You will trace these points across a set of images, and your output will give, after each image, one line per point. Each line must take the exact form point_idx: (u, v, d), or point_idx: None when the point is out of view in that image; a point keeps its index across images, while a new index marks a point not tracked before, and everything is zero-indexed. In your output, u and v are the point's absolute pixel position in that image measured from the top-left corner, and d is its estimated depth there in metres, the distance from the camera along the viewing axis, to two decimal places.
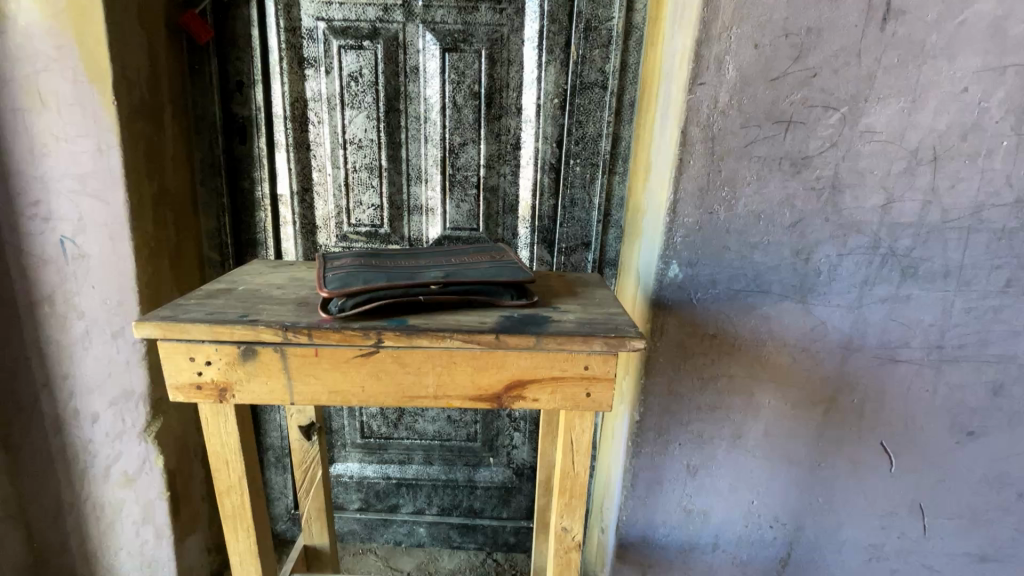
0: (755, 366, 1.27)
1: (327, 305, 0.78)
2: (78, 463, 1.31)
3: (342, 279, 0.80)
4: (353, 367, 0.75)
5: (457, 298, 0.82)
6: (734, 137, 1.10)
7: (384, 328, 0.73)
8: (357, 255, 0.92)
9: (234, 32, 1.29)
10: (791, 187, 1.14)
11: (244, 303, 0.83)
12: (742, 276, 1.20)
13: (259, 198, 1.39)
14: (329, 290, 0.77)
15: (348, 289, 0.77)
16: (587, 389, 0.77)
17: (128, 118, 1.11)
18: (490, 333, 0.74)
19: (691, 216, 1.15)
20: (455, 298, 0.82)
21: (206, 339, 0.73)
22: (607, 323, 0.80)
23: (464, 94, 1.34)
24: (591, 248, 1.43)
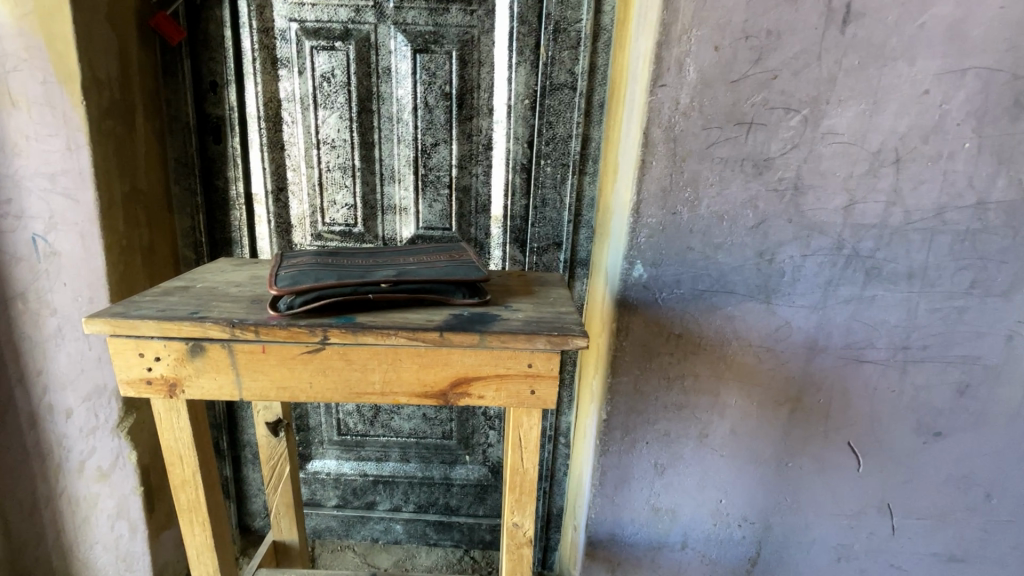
0: (721, 366, 1.28)
1: (276, 303, 0.79)
2: (53, 458, 1.33)
3: (293, 277, 0.81)
4: (300, 364, 0.76)
5: (408, 296, 0.84)
6: (695, 138, 1.11)
7: (330, 325, 0.75)
8: (314, 254, 0.94)
9: (207, 33, 1.30)
10: (753, 189, 1.15)
11: (199, 300, 0.84)
12: (706, 276, 1.21)
13: (234, 197, 1.41)
14: (278, 288, 0.79)
15: (298, 287, 0.79)
16: (531, 386, 0.79)
17: (97, 119, 1.13)
18: (435, 331, 0.75)
19: (654, 217, 1.16)
20: (406, 297, 0.84)
21: (155, 335, 0.75)
22: (554, 322, 0.81)
23: (435, 95, 1.35)
24: (563, 248, 1.44)
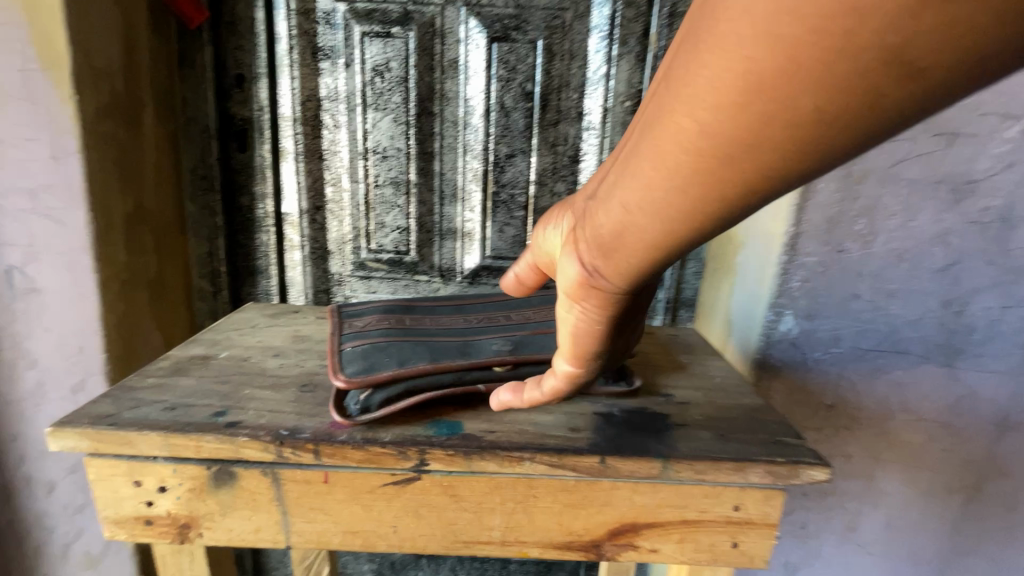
0: (880, 443, 0.95)
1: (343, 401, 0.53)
2: (29, 541, 1.05)
3: (365, 357, 0.55)
4: (380, 500, 0.50)
5: None
6: (878, 153, 0.82)
7: (431, 443, 0.49)
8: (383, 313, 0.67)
9: (233, 14, 1.04)
10: (948, 220, 0.83)
11: (225, 384, 0.58)
12: (874, 332, 0.89)
13: (261, 217, 1.15)
14: (345, 376, 0.52)
15: (375, 377, 0.52)
16: (733, 538, 0.51)
17: (92, 118, 0.86)
18: (594, 455, 0.48)
19: (814, 255, 0.87)
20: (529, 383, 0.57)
21: (159, 455, 0.48)
22: (756, 432, 0.54)
23: (514, 94, 1.08)
24: (664, 285, 1.18)
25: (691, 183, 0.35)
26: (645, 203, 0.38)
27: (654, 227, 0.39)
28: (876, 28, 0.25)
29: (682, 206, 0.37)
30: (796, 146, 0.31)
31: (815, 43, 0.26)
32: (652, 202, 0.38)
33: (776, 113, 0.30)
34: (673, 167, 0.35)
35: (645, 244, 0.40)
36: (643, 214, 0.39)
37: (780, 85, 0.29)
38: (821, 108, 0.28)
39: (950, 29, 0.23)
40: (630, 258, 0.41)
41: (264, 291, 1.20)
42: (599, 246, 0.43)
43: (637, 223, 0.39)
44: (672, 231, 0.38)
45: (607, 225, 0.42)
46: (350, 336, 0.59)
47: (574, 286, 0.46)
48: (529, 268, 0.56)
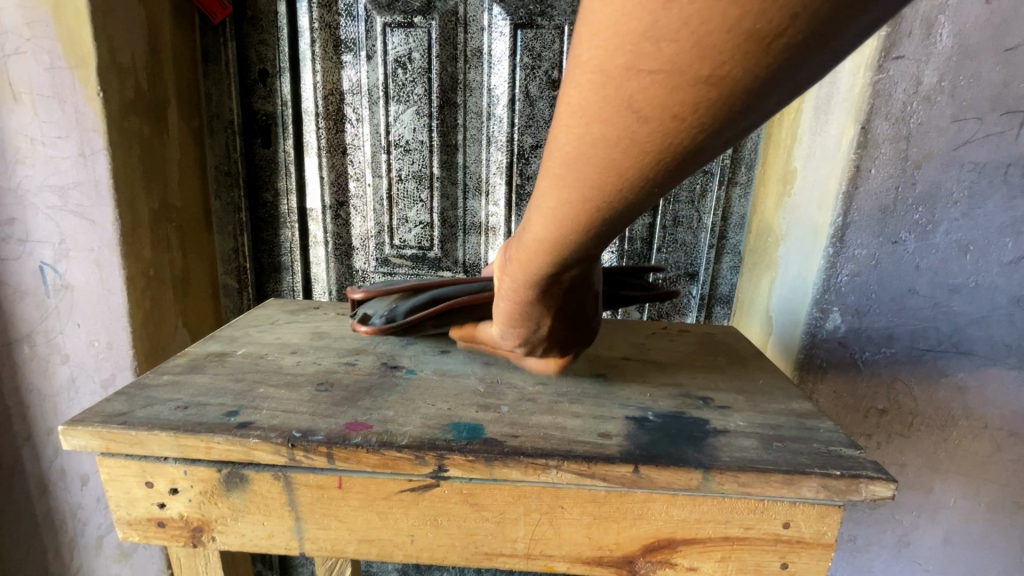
0: (939, 453, 0.87)
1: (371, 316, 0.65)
2: (65, 532, 1.07)
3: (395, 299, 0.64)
4: (396, 507, 0.47)
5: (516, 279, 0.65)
6: (940, 135, 0.74)
7: (449, 447, 0.45)
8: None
9: (257, 9, 1.04)
10: (1019, 207, 0.75)
11: (240, 383, 0.56)
12: (932, 332, 0.82)
13: (285, 214, 1.14)
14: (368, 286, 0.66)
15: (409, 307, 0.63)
16: (783, 558, 0.47)
17: (117, 116, 0.86)
18: (626, 465, 0.44)
19: (865, 248, 0.80)
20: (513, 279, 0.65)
21: (170, 456, 0.47)
22: (806, 441, 0.49)
23: (539, 83, 1.04)
24: (698, 281, 1.12)
25: (554, 199, 0.40)
26: (533, 213, 0.44)
27: (539, 235, 0.44)
28: (635, 76, 0.29)
29: (553, 216, 0.41)
30: (619, 167, 0.34)
31: (610, 79, 0.30)
32: (538, 213, 0.43)
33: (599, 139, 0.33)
34: (545, 186, 0.40)
35: (533, 250, 0.45)
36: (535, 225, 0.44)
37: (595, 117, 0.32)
38: (633, 133, 0.32)
39: (695, 64, 0.26)
40: (530, 262, 0.47)
41: (288, 288, 1.19)
42: (511, 252, 0.49)
43: (530, 228, 0.45)
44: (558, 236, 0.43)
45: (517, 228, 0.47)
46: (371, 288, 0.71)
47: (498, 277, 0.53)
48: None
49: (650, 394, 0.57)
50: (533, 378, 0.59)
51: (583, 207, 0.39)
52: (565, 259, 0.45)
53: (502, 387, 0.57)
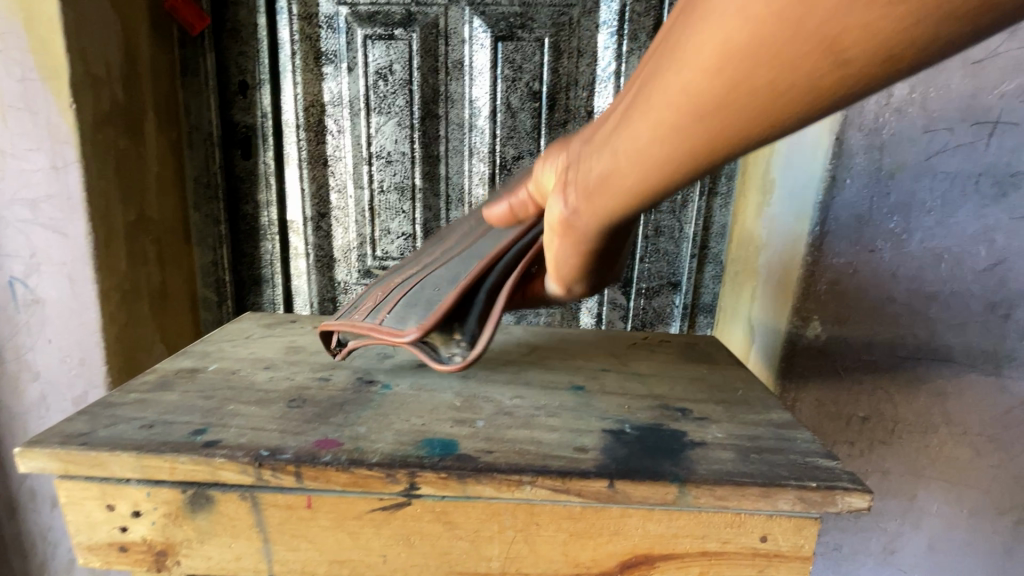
0: (921, 460, 0.88)
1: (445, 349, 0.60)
2: (35, 555, 1.04)
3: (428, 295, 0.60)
4: (368, 526, 0.46)
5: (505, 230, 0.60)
6: (911, 146, 0.75)
7: (421, 464, 0.44)
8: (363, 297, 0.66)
9: (236, 21, 1.04)
10: (991, 215, 0.76)
11: (210, 399, 0.55)
12: (910, 339, 0.82)
13: (265, 225, 1.13)
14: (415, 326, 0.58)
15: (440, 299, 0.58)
16: (761, 573, 0.46)
17: (91, 127, 0.85)
18: (601, 480, 0.43)
19: (843, 257, 0.80)
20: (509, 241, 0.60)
21: (132, 478, 0.45)
22: (783, 452, 0.49)
23: (520, 94, 1.05)
24: (681, 290, 1.12)
25: (661, 140, 0.40)
26: (622, 155, 0.43)
27: (628, 179, 0.44)
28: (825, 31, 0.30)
29: (651, 162, 0.42)
30: (751, 126, 0.36)
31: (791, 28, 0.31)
32: (632, 159, 0.43)
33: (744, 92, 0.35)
34: (653, 126, 0.40)
35: (618, 194, 0.45)
36: (623, 171, 0.44)
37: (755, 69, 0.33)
38: (788, 96, 0.34)
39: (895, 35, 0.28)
40: (607, 208, 0.47)
41: (270, 300, 1.18)
42: (579, 194, 0.48)
43: (618, 169, 0.44)
44: (646, 186, 0.44)
45: (589, 175, 0.47)
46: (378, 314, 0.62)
47: (560, 224, 0.51)
48: (514, 200, 0.57)
49: (628, 405, 0.57)
50: (511, 391, 0.58)
51: (691, 154, 0.40)
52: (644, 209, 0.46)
53: (478, 401, 0.56)
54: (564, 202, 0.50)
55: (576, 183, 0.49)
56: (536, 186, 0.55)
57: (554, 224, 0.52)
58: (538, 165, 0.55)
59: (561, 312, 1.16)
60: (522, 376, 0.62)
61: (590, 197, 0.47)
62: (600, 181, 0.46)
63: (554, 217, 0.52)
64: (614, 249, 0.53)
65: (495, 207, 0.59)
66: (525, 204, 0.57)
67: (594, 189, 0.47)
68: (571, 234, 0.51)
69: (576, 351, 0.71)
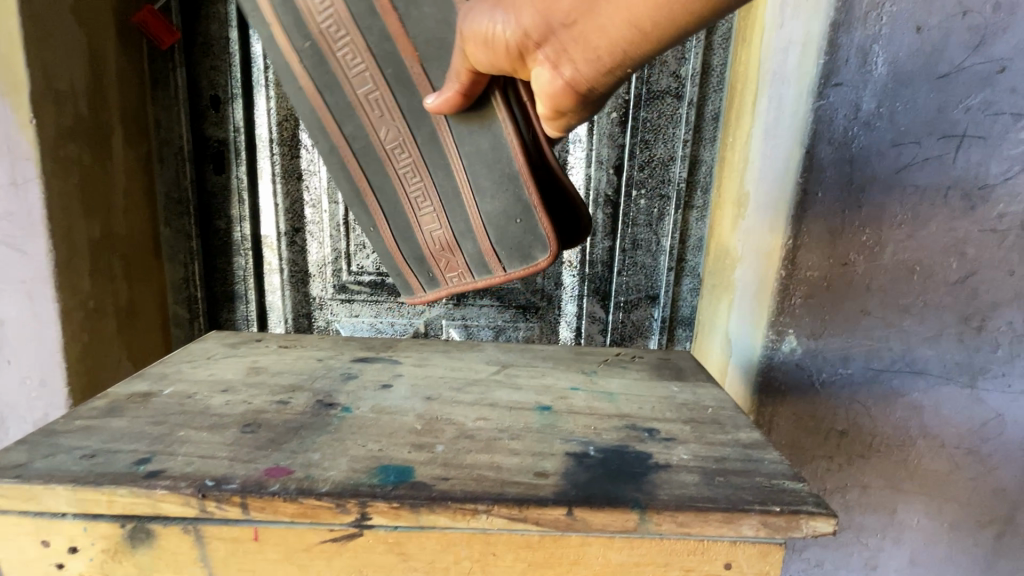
0: (900, 473, 0.85)
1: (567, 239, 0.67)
2: None
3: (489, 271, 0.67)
4: (318, 559, 0.44)
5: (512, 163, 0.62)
6: (880, 159, 0.75)
7: (372, 493, 0.43)
8: (424, 259, 0.72)
9: (209, 36, 1.03)
10: (961, 228, 0.75)
11: (160, 425, 0.53)
12: (886, 352, 0.81)
13: (238, 240, 1.11)
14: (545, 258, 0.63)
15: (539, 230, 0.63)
16: None
17: (53, 143, 0.83)
18: (559, 507, 0.42)
19: (817, 269, 0.79)
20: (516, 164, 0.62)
21: (69, 512, 0.43)
22: (748, 475, 0.48)
23: None
24: (659, 303, 1.12)
25: (665, 11, 0.41)
26: (623, 25, 0.43)
27: (631, 50, 0.45)
28: None
29: (656, 32, 0.43)
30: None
31: None
32: (631, 20, 0.43)
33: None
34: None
35: (619, 63, 0.46)
36: (625, 43, 0.44)
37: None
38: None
39: None
40: (602, 75, 0.47)
41: (243, 317, 1.15)
42: (568, 66, 0.47)
43: (619, 39, 0.44)
44: (641, 48, 0.45)
45: (580, 45, 0.46)
46: (478, 269, 0.68)
47: (556, 99, 0.50)
48: (461, 84, 0.56)
49: (595, 426, 0.55)
50: (475, 412, 0.57)
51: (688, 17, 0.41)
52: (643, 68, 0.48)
53: (440, 423, 0.54)
54: (556, 76, 0.49)
55: (565, 54, 0.47)
56: (494, 57, 0.51)
57: (547, 98, 0.51)
58: (483, 26, 0.49)
59: (539, 326, 1.15)
60: (488, 396, 0.61)
61: (590, 71, 0.47)
62: (598, 55, 0.46)
63: (544, 91, 0.50)
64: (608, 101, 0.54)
65: (438, 100, 0.58)
66: (469, 86, 0.56)
67: (593, 63, 0.47)
68: (571, 105, 0.51)
69: (546, 369, 0.69)
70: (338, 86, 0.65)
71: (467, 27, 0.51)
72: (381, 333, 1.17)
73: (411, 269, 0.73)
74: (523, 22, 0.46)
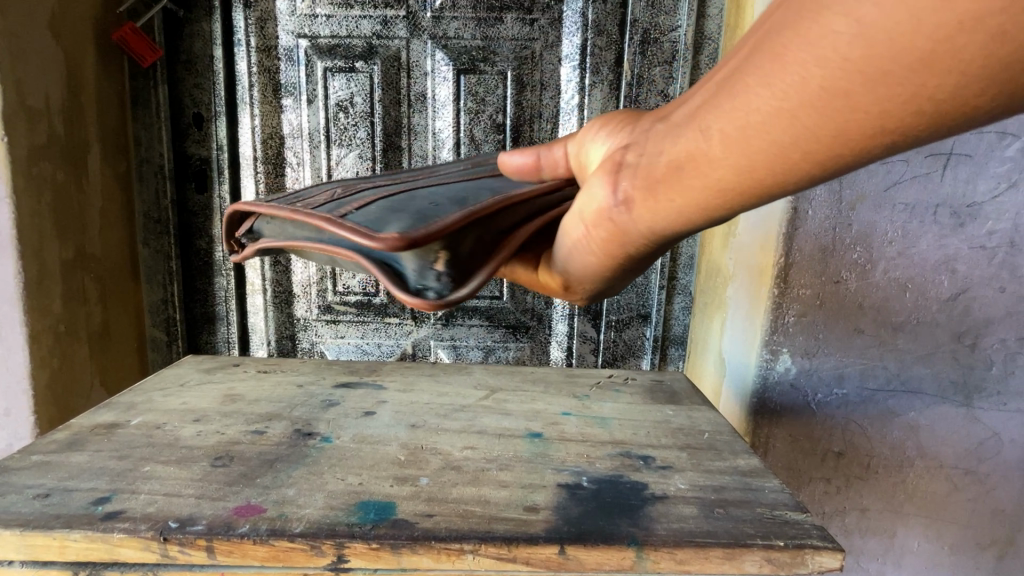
0: (898, 494, 0.83)
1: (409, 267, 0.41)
2: None
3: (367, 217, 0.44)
4: None
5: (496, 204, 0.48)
6: (870, 177, 0.74)
7: (350, 534, 0.40)
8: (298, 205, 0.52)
9: (191, 53, 1.01)
10: (951, 246, 0.74)
11: (124, 459, 0.50)
12: (880, 371, 0.79)
13: (220, 261, 1.09)
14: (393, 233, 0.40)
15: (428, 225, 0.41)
16: None
17: (24, 161, 0.80)
18: (551, 545, 0.40)
19: (809, 288, 0.78)
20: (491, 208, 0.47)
21: (15, 559, 0.41)
22: (747, 505, 0.46)
23: (484, 126, 1.03)
24: (651, 322, 1.10)
25: (745, 144, 0.31)
26: (690, 153, 0.34)
27: (694, 183, 0.34)
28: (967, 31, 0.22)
29: (726, 171, 0.32)
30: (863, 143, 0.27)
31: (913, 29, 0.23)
32: (695, 151, 0.33)
33: (861, 106, 0.26)
34: (731, 127, 0.31)
35: (669, 204, 0.36)
36: (681, 172, 0.34)
37: (896, 65, 0.24)
38: (918, 108, 0.25)
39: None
40: (649, 208, 0.37)
41: (223, 339, 1.11)
42: (617, 189, 0.39)
43: (689, 168, 0.34)
44: (697, 188, 0.34)
45: (636, 167, 0.37)
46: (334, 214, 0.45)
47: (600, 219, 0.41)
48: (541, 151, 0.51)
49: (588, 454, 0.53)
50: (463, 440, 0.54)
51: (765, 165, 0.31)
52: (709, 223, 0.38)
53: (425, 453, 0.52)
54: (607, 193, 0.39)
55: (626, 171, 0.38)
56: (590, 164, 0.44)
57: (590, 214, 0.41)
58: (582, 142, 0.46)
59: (530, 346, 1.13)
60: (476, 423, 0.58)
61: (639, 201, 0.38)
62: (655, 179, 0.36)
63: (590, 208, 0.41)
64: (645, 257, 0.44)
65: (513, 155, 0.52)
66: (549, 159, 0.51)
67: (650, 184, 0.37)
68: (607, 231, 0.41)
69: (537, 392, 0.67)
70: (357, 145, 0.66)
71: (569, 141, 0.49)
72: (367, 354, 1.14)
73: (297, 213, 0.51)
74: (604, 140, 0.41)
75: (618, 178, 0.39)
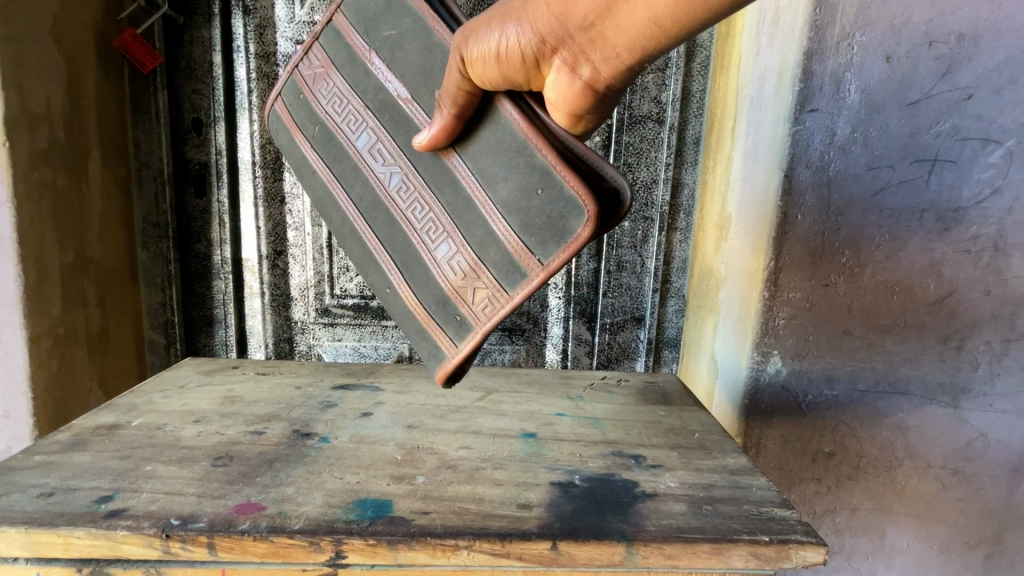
0: (887, 494, 0.84)
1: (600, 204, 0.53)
2: None
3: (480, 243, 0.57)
4: None
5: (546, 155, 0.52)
6: (857, 183, 0.76)
7: (349, 530, 0.41)
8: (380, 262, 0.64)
9: (191, 60, 1.03)
10: (937, 250, 0.76)
11: (125, 459, 0.51)
12: (869, 373, 0.80)
13: (218, 264, 1.10)
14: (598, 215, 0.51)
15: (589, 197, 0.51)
16: None
17: (26, 166, 0.81)
18: (543, 541, 0.41)
19: (799, 291, 0.80)
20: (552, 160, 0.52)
21: (20, 557, 0.42)
22: (733, 502, 0.47)
23: None
24: (645, 325, 1.12)
25: (685, 8, 0.40)
26: (639, 24, 0.42)
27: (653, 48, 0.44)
28: None
29: (672, 27, 0.41)
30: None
31: None
32: (645, 19, 0.42)
33: None
34: None
35: (638, 62, 0.45)
36: (640, 40, 0.43)
37: None
38: None
39: None
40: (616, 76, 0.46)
41: (221, 342, 1.12)
42: (584, 71, 0.46)
43: (639, 38, 0.43)
44: (652, 47, 0.44)
45: (594, 48, 0.45)
46: (513, 276, 0.55)
47: (575, 103, 0.49)
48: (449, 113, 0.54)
49: (580, 454, 0.54)
50: (458, 440, 0.55)
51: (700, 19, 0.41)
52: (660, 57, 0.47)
53: (421, 453, 0.53)
54: (575, 80, 0.47)
55: (585, 56, 0.46)
56: (508, 68, 0.48)
57: (565, 103, 0.49)
58: (494, 43, 0.47)
59: (526, 349, 1.14)
60: (472, 423, 0.59)
61: (609, 71, 0.46)
62: (620, 58, 0.45)
63: (561, 95, 0.49)
64: None
65: (423, 135, 0.57)
66: (462, 106, 0.54)
67: (612, 61, 0.45)
68: (589, 107, 0.49)
69: (531, 394, 0.68)
70: (340, 159, 0.65)
71: (473, 49, 0.49)
72: (364, 358, 1.15)
73: (439, 324, 0.60)
74: (541, 32, 0.45)
75: (579, 60, 0.46)
